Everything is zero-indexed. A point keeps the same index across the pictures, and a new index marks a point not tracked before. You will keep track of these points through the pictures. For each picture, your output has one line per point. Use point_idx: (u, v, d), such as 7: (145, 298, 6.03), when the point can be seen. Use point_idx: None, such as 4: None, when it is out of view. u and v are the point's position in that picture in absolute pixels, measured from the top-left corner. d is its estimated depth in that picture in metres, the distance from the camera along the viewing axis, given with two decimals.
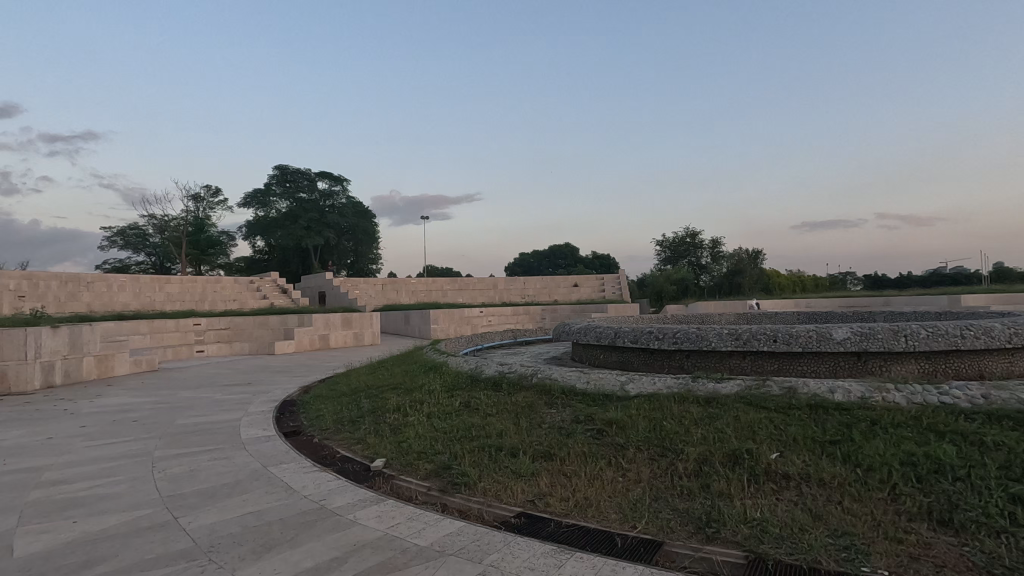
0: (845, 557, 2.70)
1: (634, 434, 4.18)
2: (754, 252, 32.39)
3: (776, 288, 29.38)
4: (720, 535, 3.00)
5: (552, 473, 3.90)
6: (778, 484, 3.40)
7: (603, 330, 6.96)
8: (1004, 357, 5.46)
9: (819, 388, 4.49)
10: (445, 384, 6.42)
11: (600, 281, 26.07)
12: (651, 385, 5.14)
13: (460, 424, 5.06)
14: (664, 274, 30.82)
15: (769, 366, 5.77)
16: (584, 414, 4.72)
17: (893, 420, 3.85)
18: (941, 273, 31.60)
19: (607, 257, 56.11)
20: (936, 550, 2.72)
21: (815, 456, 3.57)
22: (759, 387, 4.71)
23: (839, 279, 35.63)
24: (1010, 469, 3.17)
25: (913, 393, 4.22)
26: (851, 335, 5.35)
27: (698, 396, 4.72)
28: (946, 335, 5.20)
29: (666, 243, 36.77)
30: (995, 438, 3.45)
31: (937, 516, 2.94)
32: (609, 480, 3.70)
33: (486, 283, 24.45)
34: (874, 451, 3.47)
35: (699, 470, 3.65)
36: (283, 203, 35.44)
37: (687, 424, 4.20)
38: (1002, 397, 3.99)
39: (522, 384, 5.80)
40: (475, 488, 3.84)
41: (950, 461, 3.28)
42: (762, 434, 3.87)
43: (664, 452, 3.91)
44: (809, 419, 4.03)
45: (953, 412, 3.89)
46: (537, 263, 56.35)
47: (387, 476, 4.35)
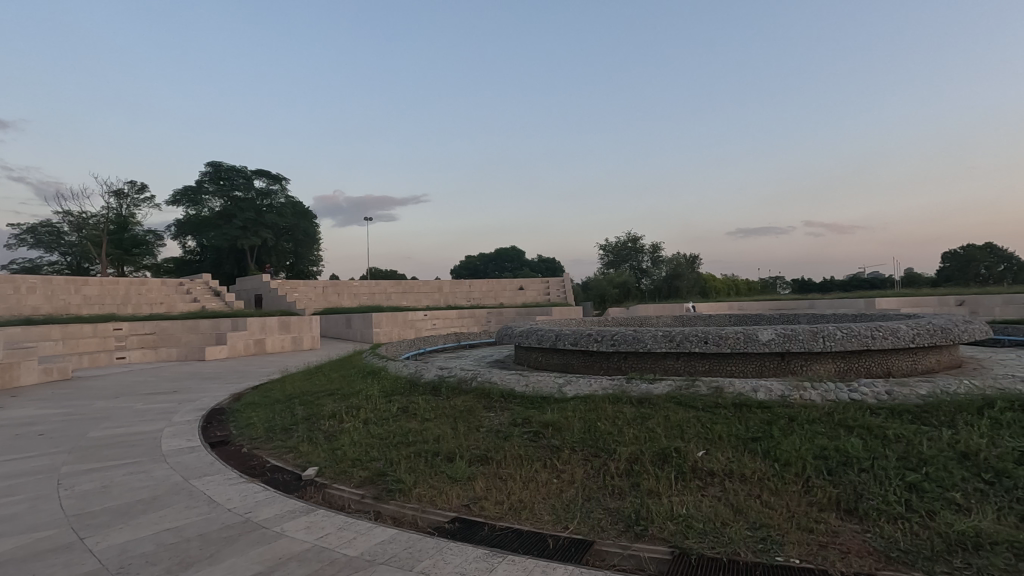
0: (761, 548, 2.85)
1: (569, 435, 4.25)
2: (691, 256, 33.70)
3: (712, 292, 30.91)
4: (648, 533, 3.10)
5: (488, 476, 3.91)
6: (703, 481, 3.54)
7: (544, 333, 7.05)
8: (907, 357, 5.94)
9: (743, 388, 4.71)
10: (383, 389, 6.30)
11: (546, 284, 26.35)
12: (588, 386, 5.25)
13: (397, 429, 4.98)
14: (607, 277, 31.62)
15: (701, 366, 6.01)
16: (522, 417, 4.74)
17: (808, 416, 4.10)
18: (860, 278, 34.09)
19: (552, 262, 56.92)
20: (843, 537, 2.91)
21: (738, 452, 3.74)
22: (688, 387, 4.89)
23: (769, 283, 37.74)
24: (908, 459, 3.44)
25: (826, 390, 4.50)
26: (775, 336, 5.65)
27: (632, 396, 4.86)
28: (859, 335, 5.59)
29: (608, 247, 37.72)
30: (896, 431, 3.73)
31: (844, 505, 3.15)
32: (544, 482, 3.75)
33: (430, 286, 24.23)
34: (791, 447, 3.67)
35: (630, 468, 3.76)
36: (216, 202, 33.77)
37: (621, 424, 4.31)
38: (903, 394, 4.32)
39: (461, 388, 5.77)
40: (410, 494, 3.80)
41: (857, 454, 3.52)
42: (690, 432, 4.02)
43: (598, 452, 4.00)
44: (734, 417, 4.22)
45: (861, 407, 4.18)
46: (483, 265, 56.35)
47: (319, 484, 4.22)
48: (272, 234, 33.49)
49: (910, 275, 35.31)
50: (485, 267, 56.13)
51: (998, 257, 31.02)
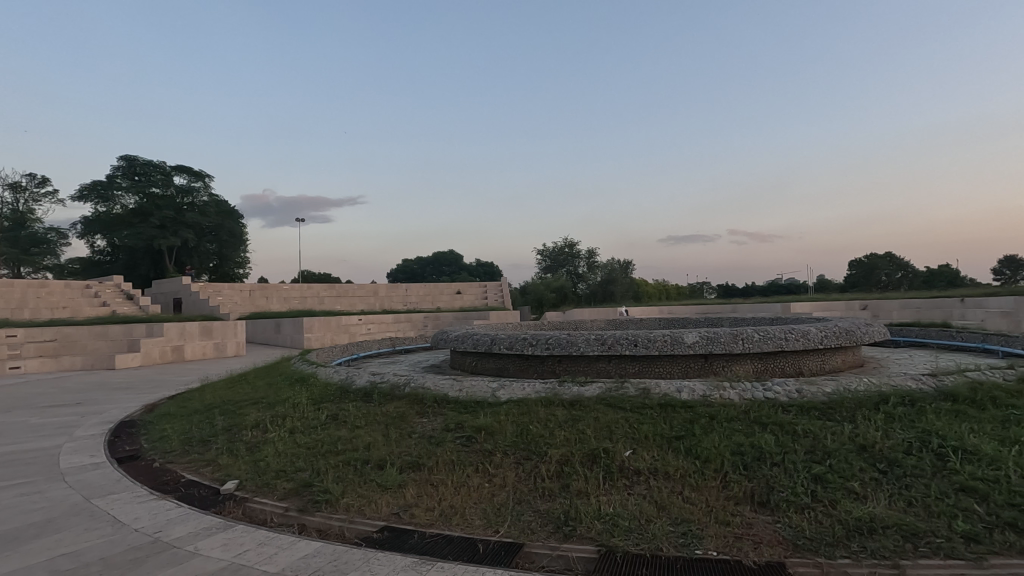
0: (682, 542, 2.98)
1: (501, 439, 4.26)
2: (625, 261, 34.77)
3: (645, 296, 32.03)
4: (576, 532, 3.16)
5: (419, 483, 3.85)
6: (630, 480, 3.65)
7: (480, 337, 7.04)
8: (817, 357, 6.39)
9: (668, 388, 4.90)
10: (312, 396, 6.07)
11: (483, 289, 26.38)
12: (521, 390, 5.28)
13: (326, 438, 4.81)
14: (544, 282, 32.03)
15: (631, 368, 6.19)
16: (455, 421, 4.70)
17: (728, 415, 4.32)
18: (778, 283, 36.47)
19: (490, 266, 57.03)
20: (755, 528, 3.09)
21: (663, 451, 3.89)
22: (617, 388, 5.04)
23: (696, 287, 39.61)
24: (814, 453, 3.70)
25: (744, 390, 4.75)
26: (699, 339, 5.93)
27: (564, 399, 4.94)
28: (774, 337, 5.97)
29: (545, 252, 38.24)
30: (805, 427, 4.01)
31: (757, 498, 3.35)
32: (475, 486, 3.74)
33: (365, 290, 23.62)
34: (711, 444, 3.85)
35: (561, 470, 3.82)
36: (130, 199, 31.46)
37: (552, 426, 4.37)
38: (811, 392, 4.64)
39: (394, 395, 5.65)
40: (337, 504, 3.68)
41: (770, 449, 3.74)
42: (618, 433, 4.14)
43: (529, 455, 4.04)
44: (659, 417, 4.38)
45: (774, 405, 4.45)
46: (420, 269, 55.61)
47: (239, 499, 4.00)
48: (193, 234, 31.59)
49: (821, 282, 38.08)
50: (422, 271, 55.37)
51: (896, 265, 34.19)
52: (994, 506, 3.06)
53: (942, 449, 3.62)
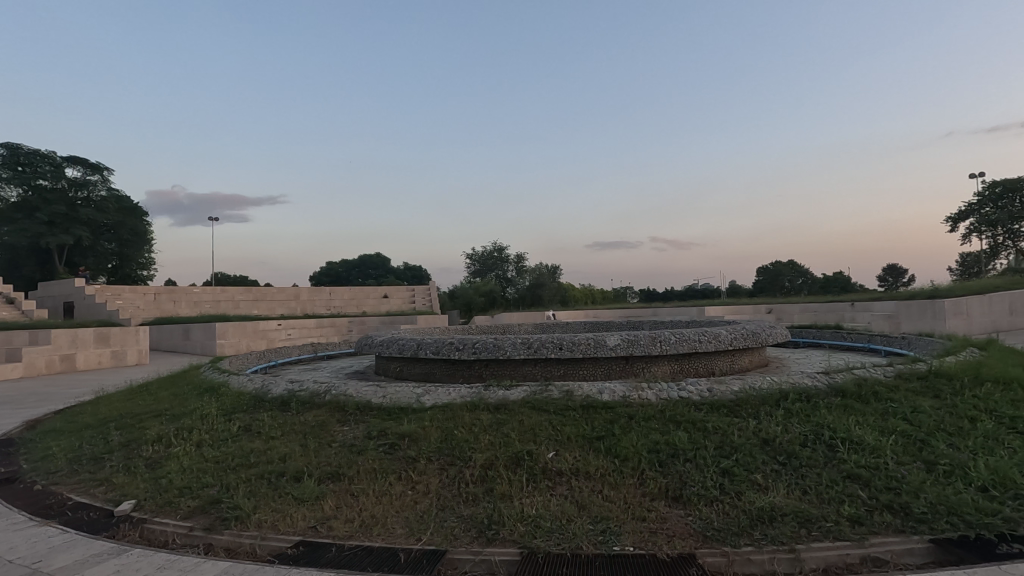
0: (601, 540, 3.07)
1: (426, 445, 4.20)
2: (552, 266, 35.46)
3: (572, 299, 32.81)
4: (499, 536, 3.17)
5: (339, 494, 3.72)
6: (552, 481, 3.72)
7: (406, 342, 6.92)
8: (727, 357, 6.81)
9: (590, 390, 5.04)
10: (223, 407, 5.69)
11: (411, 292, 25.96)
12: (447, 395, 5.23)
13: (237, 450, 4.54)
14: (473, 286, 32.00)
15: (556, 371, 6.30)
16: (378, 429, 4.58)
17: (646, 414, 4.50)
18: (694, 288, 38.58)
19: (419, 270, 56.24)
20: (669, 522, 3.24)
21: (584, 451, 3.99)
22: (542, 391, 5.11)
23: (620, 292, 41.11)
24: (722, 448, 3.93)
25: (661, 390, 4.97)
26: (621, 341, 6.14)
27: (489, 403, 4.95)
28: (689, 339, 6.29)
29: (474, 256, 38.28)
30: (715, 424, 4.25)
31: (671, 493, 3.51)
32: (397, 495, 3.67)
33: (285, 293, 22.55)
34: (629, 443, 4.00)
35: (485, 474, 3.82)
36: (13, 191, 28.28)
37: (477, 431, 4.37)
38: (721, 390, 4.93)
39: (314, 403, 5.42)
40: (249, 520, 3.47)
41: (683, 446, 3.94)
42: (542, 435, 4.21)
43: (453, 460, 4.01)
44: (581, 418, 4.50)
45: (688, 404, 4.68)
46: (345, 272, 53.89)
47: (136, 520, 3.69)
48: (89, 232, 28.88)
49: (732, 287, 40.70)
50: (347, 274, 53.68)
51: (799, 272, 37.29)
52: (875, 490, 3.40)
53: (833, 440, 3.96)
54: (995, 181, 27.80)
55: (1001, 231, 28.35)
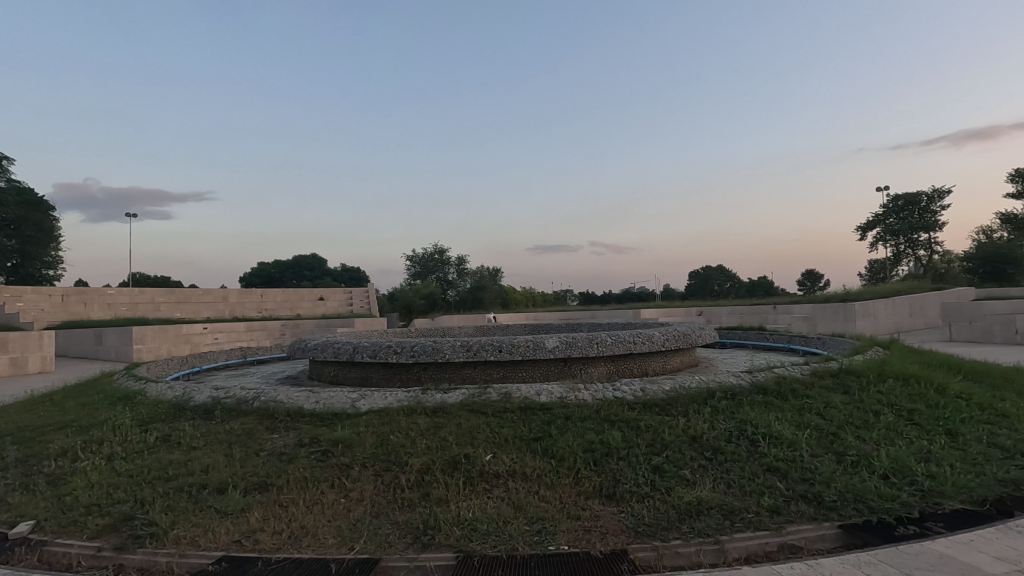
0: (536, 540, 3.11)
1: (360, 452, 4.09)
2: (494, 269, 35.51)
3: (513, 302, 32.97)
4: (434, 541, 3.13)
5: (266, 505, 3.55)
6: (489, 483, 3.72)
7: (341, 345, 6.72)
8: (660, 357, 7.06)
9: (528, 392, 5.08)
10: (138, 417, 5.31)
11: (348, 295, 25.25)
12: (383, 399, 5.12)
13: (153, 463, 4.24)
14: (413, 288, 31.52)
15: (496, 374, 6.31)
16: (310, 435, 4.41)
17: (581, 414, 4.59)
18: (631, 292, 39.78)
19: (357, 271, 54.79)
20: (603, 520, 3.31)
21: (522, 453, 4.01)
22: (480, 394, 5.10)
23: (560, 294, 41.77)
24: (654, 445, 4.07)
25: (596, 390, 5.09)
26: (559, 343, 6.24)
27: (427, 407, 4.89)
28: (625, 341, 6.47)
29: (414, 258, 37.72)
30: (647, 423, 4.39)
31: (605, 491, 3.59)
32: (329, 504, 3.55)
33: (212, 295, 21.35)
34: (565, 443, 4.06)
35: (422, 479, 3.76)
36: None
37: (413, 436, 4.29)
38: (653, 390, 5.10)
39: (241, 410, 5.16)
40: (166, 537, 3.26)
41: (617, 445, 4.04)
42: (480, 438, 4.19)
43: (389, 466, 3.92)
44: (519, 420, 4.52)
45: (622, 404, 4.81)
46: (279, 273, 51.74)
47: (35, 543, 3.37)
48: None
49: (666, 290, 42.27)
50: (280, 275, 51.54)
51: (727, 276, 39.24)
52: (791, 482, 3.62)
53: (755, 435, 4.19)
54: (897, 194, 30.43)
55: (902, 240, 31.06)
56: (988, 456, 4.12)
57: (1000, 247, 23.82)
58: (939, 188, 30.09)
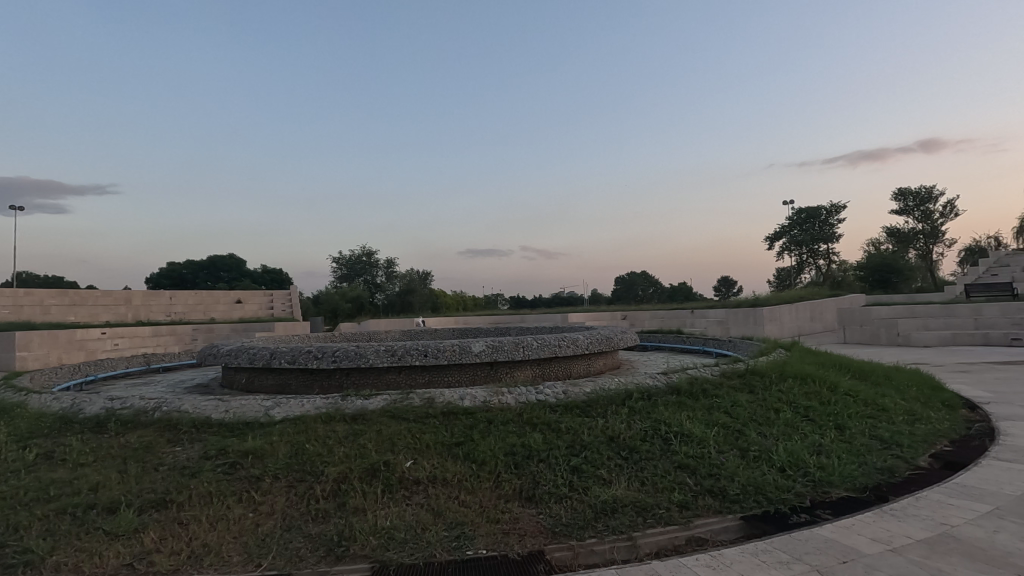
0: (455, 545, 3.09)
1: (272, 462, 3.90)
2: (424, 272, 35.08)
3: (443, 306, 32.69)
4: (349, 552, 3.03)
5: (163, 524, 3.31)
6: (409, 490, 3.65)
7: (257, 351, 6.37)
8: (584, 360, 7.25)
9: (452, 397, 5.05)
10: (16, 433, 4.78)
11: (269, 298, 24.09)
12: (298, 407, 4.92)
13: (31, 483, 3.83)
14: (339, 291, 30.49)
15: (421, 378, 6.23)
16: (217, 447, 4.15)
17: (504, 418, 4.61)
18: (560, 296, 40.60)
19: (279, 272, 52.38)
20: (521, 522, 3.35)
21: (442, 458, 3.98)
22: (403, 400, 5.01)
23: (491, 298, 41.98)
24: (573, 447, 4.16)
25: (520, 394, 5.14)
26: (485, 348, 6.25)
27: (346, 414, 4.74)
28: (550, 344, 6.58)
29: (341, 260, 36.58)
30: (567, 424, 4.49)
31: (525, 494, 3.63)
32: (235, 519, 3.35)
33: (113, 297, 19.64)
34: (486, 447, 4.06)
35: (337, 489, 3.64)
36: None
37: (331, 444, 4.15)
38: (575, 392, 5.22)
39: (138, 422, 4.77)
40: (43, 565, 2.96)
41: (537, 447, 4.09)
42: (400, 444, 4.12)
43: (303, 476, 3.76)
44: (441, 425, 4.48)
45: (543, 406, 4.89)
46: (192, 274, 48.49)
47: None
48: None
49: (594, 294, 43.50)
50: (194, 276, 48.31)
51: (650, 282, 41.05)
52: (699, 477, 3.82)
53: (668, 434, 4.38)
54: (801, 208, 33.11)
55: (805, 251, 33.81)
56: (870, 447, 4.54)
57: (886, 259, 26.48)
58: (835, 203, 33.05)
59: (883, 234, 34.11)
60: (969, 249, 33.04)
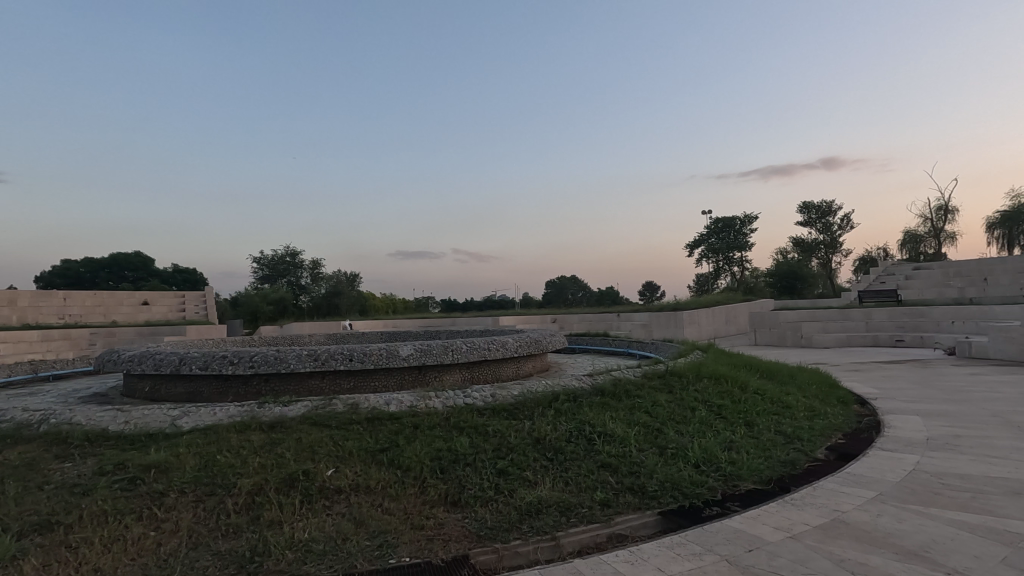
0: (377, 555, 3.00)
1: (178, 476, 3.63)
2: (352, 274, 34.05)
3: (371, 309, 31.84)
4: (262, 568, 2.88)
5: (47, 549, 2.99)
6: (329, 500, 3.52)
7: (164, 356, 5.93)
8: (514, 363, 7.30)
9: (377, 402, 4.93)
10: None
11: (181, 299, 22.49)
12: (210, 416, 4.63)
13: None
14: (260, 292, 28.97)
15: (346, 384, 6.03)
16: (114, 461, 3.82)
17: (430, 422, 4.55)
18: (491, 300, 40.70)
19: (193, 273, 49.03)
20: (446, 527, 3.32)
21: (366, 465, 3.87)
22: (325, 406, 4.83)
23: (422, 301, 41.39)
24: (499, 450, 4.18)
25: (447, 398, 5.10)
26: (413, 351, 6.13)
27: (263, 422, 4.50)
28: (479, 348, 6.57)
29: (263, 260, 34.81)
30: (495, 427, 4.50)
31: (451, 499, 3.60)
32: (133, 540, 3.09)
33: None
34: (411, 453, 4.00)
35: (252, 502, 3.45)
36: None
37: (245, 454, 3.92)
38: (502, 395, 5.24)
39: (20, 436, 4.30)
40: None
41: (463, 451, 4.07)
42: (321, 452, 3.97)
43: (213, 490, 3.53)
44: (365, 431, 4.36)
45: (471, 410, 4.87)
46: (91, 273, 44.39)
47: None
48: None
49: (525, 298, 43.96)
50: (93, 276, 44.27)
51: (579, 286, 42.05)
52: (621, 476, 3.95)
53: (592, 434, 4.50)
54: (717, 218, 35.18)
55: (721, 258, 35.89)
56: (775, 442, 4.88)
57: (792, 267, 28.60)
58: (748, 214, 35.37)
59: (789, 244, 36.82)
60: (862, 259, 36.33)
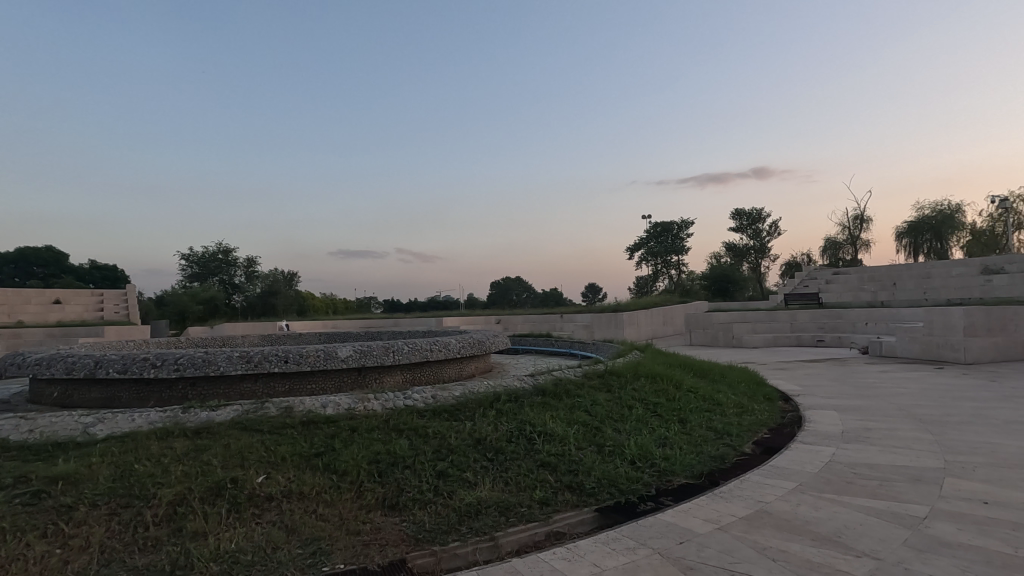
0: (309, 563, 2.90)
1: (89, 488, 3.37)
2: (290, 273, 32.84)
3: (310, 309, 30.82)
4: None
5: None
6: (260, 508, 3.37)
7: (77, 359, 5.49)
8: (456, 364, 7.25)
9: (313, 405, 4.77)
10: None
11: (99, 298, 20.95)
12: (128, 423, 4.33)
13: None
14: (189, 291, 27.42)
15: (280, 387, 5.80)
16: (15, 474, 3.50)
17: (369, 425, 4.44)
18: (435, 300, 40.33)
19: (113, 270, 45.72)
20: (383, 532, 3.25)
21: (299, 471, 3.73)
22: (257, 410, 4.62)
23: (364, 301, 40.49)
24: (439, 451, 4.13)
25: (387, 400, 4.99)
26: (352, 352, 5.97)
27: (187, 428, 4.25)
28: (421, 348, 6.49)
29: (192, 257, 32.97)
30: (435, 429, 4.46)
31: (388, 502, 3.53)
32: (36, 559, 2.84)
33: None
34: (349, 456, 3.89)
35: (173, 513, 3.25)
36: None
37: (167, 462, 3.70)
38: (444, 396, 5.19)
39: None
40: None
41: (402, 453, 4.00)
42: (251, 458, 3.79)
43: (130, 501, 3.30)
44: (300, 435, 4.20)
45: (411, 412, 4.80)
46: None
47: None
48: None
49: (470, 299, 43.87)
50: None
51: (524, 287, 42.40)
52: (559, 474, 4.00)
53: (532, 434, 4.54)
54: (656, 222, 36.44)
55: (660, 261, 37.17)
56: (706, 438, 5.10)
57: (725, 270, 30.00)
58: (684, 220, 36.84)
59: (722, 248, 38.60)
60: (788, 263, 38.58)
